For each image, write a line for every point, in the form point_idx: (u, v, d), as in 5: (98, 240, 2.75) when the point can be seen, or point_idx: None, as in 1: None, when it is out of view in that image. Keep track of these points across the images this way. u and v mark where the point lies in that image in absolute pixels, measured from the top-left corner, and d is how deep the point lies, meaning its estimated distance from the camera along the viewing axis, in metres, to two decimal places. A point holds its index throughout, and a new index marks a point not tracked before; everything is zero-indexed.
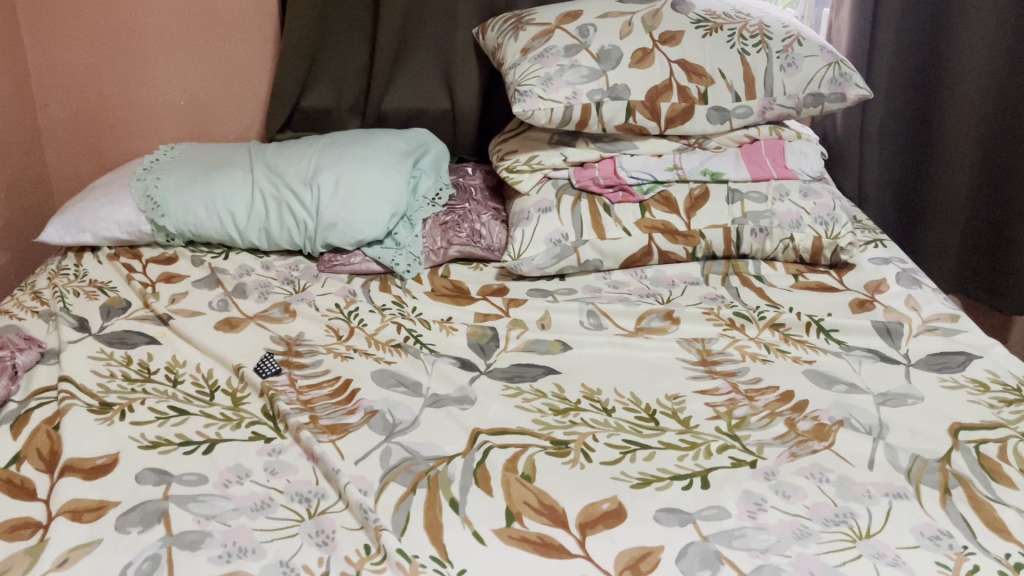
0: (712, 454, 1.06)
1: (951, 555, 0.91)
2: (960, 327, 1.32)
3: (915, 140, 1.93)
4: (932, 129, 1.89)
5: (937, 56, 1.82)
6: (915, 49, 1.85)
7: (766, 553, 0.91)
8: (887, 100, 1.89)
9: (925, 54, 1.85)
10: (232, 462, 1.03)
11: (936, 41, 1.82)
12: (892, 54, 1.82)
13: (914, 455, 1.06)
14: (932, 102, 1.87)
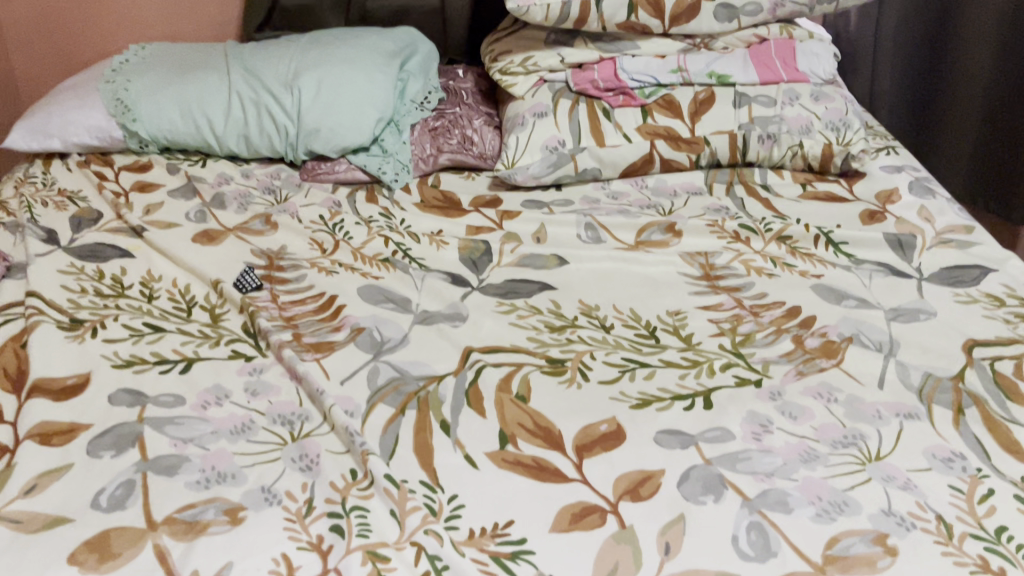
0: (716, 373, 1.01)
1: (964, 479, 0.87)
2: (975, 239, 1.26)
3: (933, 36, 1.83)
4: (951, 26, 1.79)
5: None
6: None
7: (771, 477, 0.87)
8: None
9: None
10: (210, 383, 0.97)
11: None
12: None
13: (926, 373, 1.01)
14: None
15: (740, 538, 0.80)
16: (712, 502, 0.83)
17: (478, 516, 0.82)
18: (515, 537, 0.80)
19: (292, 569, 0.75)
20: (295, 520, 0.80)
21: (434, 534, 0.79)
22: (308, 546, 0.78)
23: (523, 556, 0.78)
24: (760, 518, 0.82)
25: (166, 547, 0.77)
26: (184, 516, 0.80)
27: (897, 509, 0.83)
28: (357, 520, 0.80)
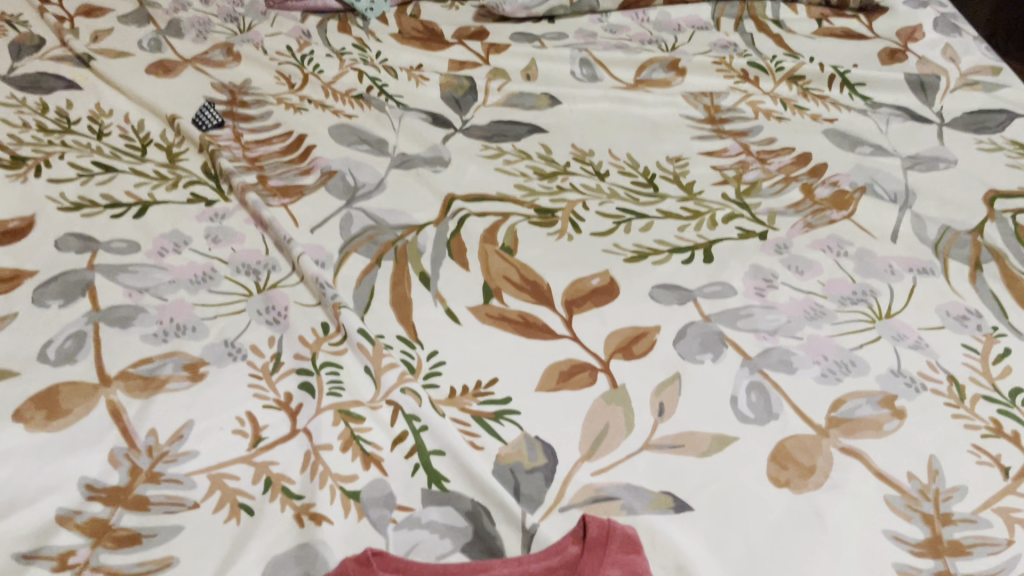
0: (718, 225, 0.93)
1: (979, 338, 0.81)
2: (1002, 82, 1.15)
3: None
4: None
5: None
6: None
7: (774, 336, 0.80)
8: None
9: None
10: (167, 228, 0.89)
11: None
12: None
13: (944, 226, 0.94)
14: None
15: (739, 400, 0.74)
16: (710, 361, 0.78)
17: (460, 375, 0.76)
18: (499, 397, 0.74)
19: (258, 430, 0.69)
20: (262, 377, 0.74)
21: (411, 392, 0.72)
22: (275, 405, 0.72)
23: (507, 417, 0.72)
24: (761, 378, 0.76)
25: (121, 404, 0.71)
26: (140, 372, 0.74)
27: (906, 369, 0.77)
28: (328, 378, 0.74)
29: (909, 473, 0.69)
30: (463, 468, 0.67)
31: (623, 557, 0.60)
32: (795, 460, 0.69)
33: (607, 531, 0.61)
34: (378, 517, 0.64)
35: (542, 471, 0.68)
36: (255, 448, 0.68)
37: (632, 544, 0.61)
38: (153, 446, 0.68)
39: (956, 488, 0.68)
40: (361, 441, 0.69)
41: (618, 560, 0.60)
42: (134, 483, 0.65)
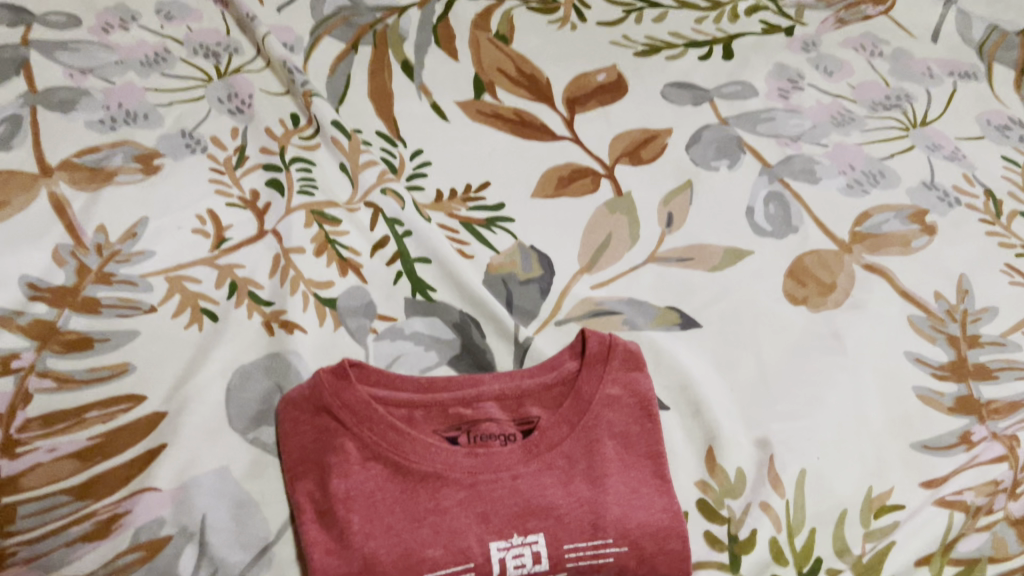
0: (740, 17, 0.82)
1: (1020, 151, 0.74)
2: None
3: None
4: None
5: None
6: None
7: (797, 142, 0.72)
8: None
9: None
10: (112, 2, 0.77)
11: None
12: None
13: (991, 26, 0.84)
14: None
15: (756, 211, 0.67)
16: (726, 168, 0.70)
17: (447, 176, 0.68)
18: (491, 202, 0.66)
19: (221, 230, 0.62)
20: (224, 173, 0.66)
21: (392, 194, 0.65)
22: (240, 203, 0.64)
23: (499, 225, 0.65)
24: (781, 188, 0.69)
25: (65, 198, 0.62)
26: (86, 162, 0.65)
27: (940, 182, 0.70)
28: (300, 176, 0.66)
29: (937, 292, 0.63)
30: (451, 277, 0.61)
31: (625, 375, 0.54)
32: (814, 277, 0.63)
33: (609, 346, 0.54)
34: (357, 328, 0.58)
35: (537, 283, 0.62)
36: (218, 250, 0.61)
37: (635, 361, 0.55)
38: (103, 244, 0.60)
39: (986, 309, 0.63)
40: (337, 245, 0.62)
41: (620, 378, 0.54)
42: (83, 284, 0.58)
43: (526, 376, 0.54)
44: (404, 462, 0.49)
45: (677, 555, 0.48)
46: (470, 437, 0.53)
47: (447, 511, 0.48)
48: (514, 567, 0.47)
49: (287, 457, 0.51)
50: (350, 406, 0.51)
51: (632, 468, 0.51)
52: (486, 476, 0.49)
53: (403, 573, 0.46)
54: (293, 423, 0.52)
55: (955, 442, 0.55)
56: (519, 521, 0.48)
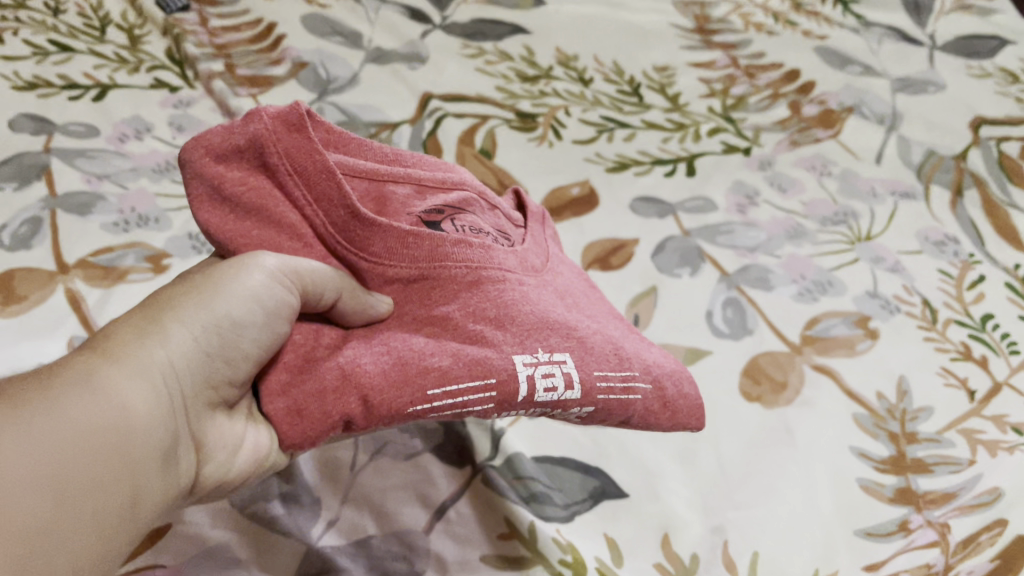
0: (702, 138, 0.90)
1: (955, 264, 0.80)
2: (997, 7, 1.11)
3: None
4: None
5: None
6: None
7: (753, 253, 0.79)
8: None
9: None
10: (128, 114, 0.83)
11: None
12: None
13: (928, 151, 0.91)
14: None
15: (714, 315, 0.73)
16: (688, 275, 0.76)
17: None
18: None
19: None
20: None
21: None
22: None
23: None
24: (737, 294, 0.75)
25: (80, 293, 0.67)
26: (100, 261, 0.69)
27: (882, 292, 0.76)
28: None
29: (878, 391, 0.69)
30: None
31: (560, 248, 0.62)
32: (767, 376, 0.69)
33: (542, 219, 0.61)
34: None
35: None
36: None
37: (555, 237, 0.62)
38: None
39: (923, 408, 0.68)
40: None
41: (554, 237, 0.62)
42: None
43: (475, 193, 0.55)
44: (379, 261, 0.45)
45: (690, 407, 0.52)
46: (455, 225, 0.49)
47: (448, 321, 0.44)
48: (544, 389, 0.44)
49: (206, 223, 0.43)
50: (305, 173, 0.43)
51: (612, 327, 0.53)
52: (489, 279, 0.46)
53: (415, 378, 0.41)
54: (202, 181, 0.42)
55: (894, 529, 0.60)
56: (539, 339, 0.45)
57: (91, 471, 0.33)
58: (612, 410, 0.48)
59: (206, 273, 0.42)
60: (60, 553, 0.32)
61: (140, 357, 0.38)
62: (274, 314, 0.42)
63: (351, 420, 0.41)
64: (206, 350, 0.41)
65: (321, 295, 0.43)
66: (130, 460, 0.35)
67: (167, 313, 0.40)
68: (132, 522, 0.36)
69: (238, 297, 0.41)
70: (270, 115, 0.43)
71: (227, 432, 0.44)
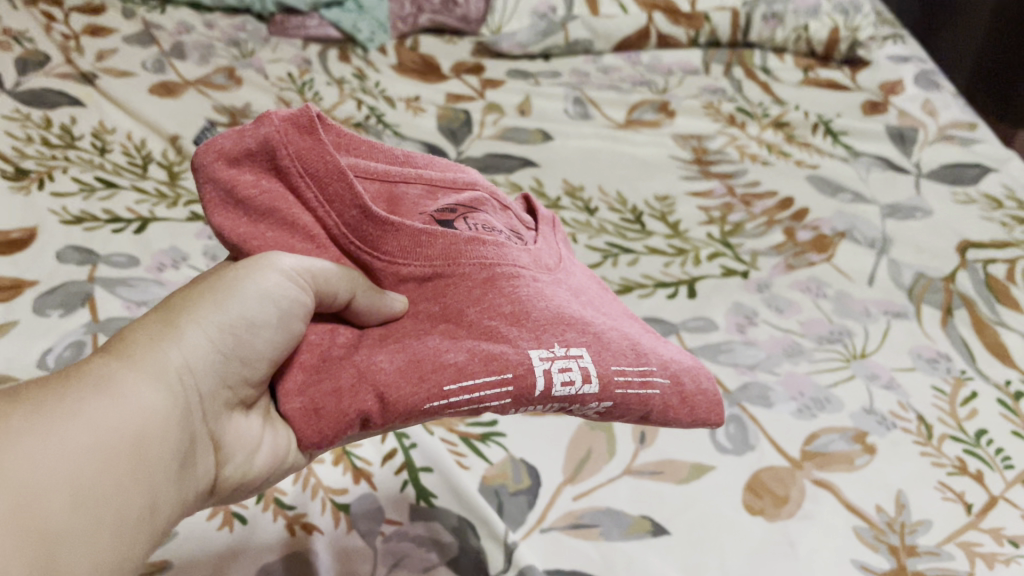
0: (702, 262, 0.96)
1: (948, 380, 0.83)
2: (977, 138, 1.19)
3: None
4: None
5: None
6: None
7: (754, 370, 0.83)
8: None
9: None
10: (166, 245, 0.89)
11: None
12: None
13: (918, 273, 0.96)
14: None
15: (717, 430, 0.77)
16: None
17: None
18: (486, 419, 0.76)
19: None
20: None
21: None
22: None
23: (494, 439, 0.74)
24: (739, 410, 0.79)
25: None
26: None
27: (878, 407, 0.80)
28: None
29: (877, 505, 0.71)
30: (451, 484, 0.69)
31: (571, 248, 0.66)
32: (769, 490, 0.72)
33: (553, 222, 0.66)
34: (367, 530, 0.65)
35: (526, 495, 0.70)
36: None
37: (562, 233, 0.66)
38: None
39: (922, 521, 0.70)
40: (353, 456, 0.70)
41: (565, 239, 0.66)
42: None
43: (487, 195, 0.59)
44: (392, 262, 0.50)
45: (711, 403, 0.53)
46: (468, 225, 0.53)
47: (463, 317, 0.48)
48: (562, 383, 0.47)
49: (220, 224, 0.47)
50: (315, 173, 0.48)
51: (626, 325, 0.56)
52: (502, 277, 0.50)
53: (431, 373, 0.45)
54: (214, 185, 0.47)
55: None
56: (554, 334, 0.48)
57: (119, 467, 0.37)
58: (631, 405, 0.50)
59: (217, 274, 0.47)
60: (100, 540, 0.36)
61: (160, 359, 0.42)
62: (288, 312, 0.47)
63: (368, 417, 0.45)
64: (222, 349, 0.46)
65: (335, 296, 0.48)
66: (151, 454, 0.39)
67: (183, 318, 0.45)
68: (158, 512, 0.40)
69: (253, 299, 0.46)
70: (282, 117, 0.48)
71: (241, 431, 0.49)
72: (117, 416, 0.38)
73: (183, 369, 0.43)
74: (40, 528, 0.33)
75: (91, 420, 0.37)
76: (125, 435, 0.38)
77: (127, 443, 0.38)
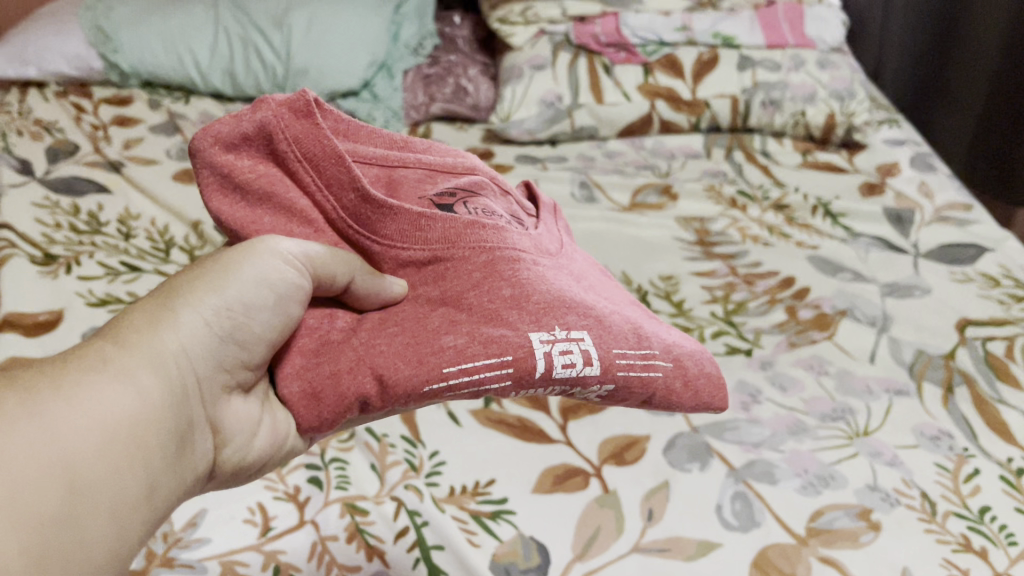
0: (706, 341, 0.98)
1: (950, 457, 0.85)
2: (974, 218, 1.22)
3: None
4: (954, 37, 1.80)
5: None
6: None
7: (758, 448, 0.84)
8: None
9: None
10: None
11: None
12: None
13: (918, 351, 0.98)
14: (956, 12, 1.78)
15: (723, 508, 0.78)
16: (697, 469, 0.82)
17: (460, 474, 0.79)
18: (495, 495, 0.77)
19: (267, 519, 0.72)
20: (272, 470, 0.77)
21: (413, 488, 0.76)
22: (285, 497, 0.75)
23: (504, 516, 0.75)
24: (744, 487, 0.80)
25: None
26: None
27: (881, 484, 0.81)
28: (336, 472, 0.77)
29: None
30: (462, 563, 0.70)
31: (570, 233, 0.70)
32: (775, 567, 0.73)
33: (553, 209, 0.70)
34: None
35: (534, 572, 0.71)
36: (265, 537, 0.71)
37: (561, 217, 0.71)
38: (168, 532, 0.70)
39: None
40: (366, 533, 0.72)
41: (565, 224, 0.70)
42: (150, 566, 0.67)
43: (486, 179, 0.64)
44: (391, 244, 0.54)
45: (712, 387, 0.58)
46: (466, 208, 0.58)
47: (464, 300, 0.51)
48: (563, 364, 0.50)
49: (217, 208, 0.53)
50: (313, 157, 0.53)
51: (628, 311, 0.60)
52: (502, 260, 0.54)
53: (432, 356, 0.48)
54: (211, 169, 0.52)
55: None
56: (556, 318, 0.52)
57: (116, 447, 0.42)
58: (632, 386, 0.54)
59: (218, 256, 0.52)
60: (97, 513, 0.40)
61: (158, 344, 0.47)
62: (285, 293, 0.51)
63: (368, 397, 0.48)
64: (219, 331, 0.50)
65: (331, 280, 0.52)
66: (147, 434, 0.44)
67: (182, 303, 0.49)
68: (155, 487, 0.44)
69: (250, 283, 0.50)
70: (279, 102, 0.53)
71: (241, 413, 0.54)
72: (114, 400, 0.43)
73: (179, 355, 0.48)
74: (48, 504, 0.37)
75: (91, 412, 0.41)
76: (122, 417, 0.42)
77: (124, 424, 0.42)
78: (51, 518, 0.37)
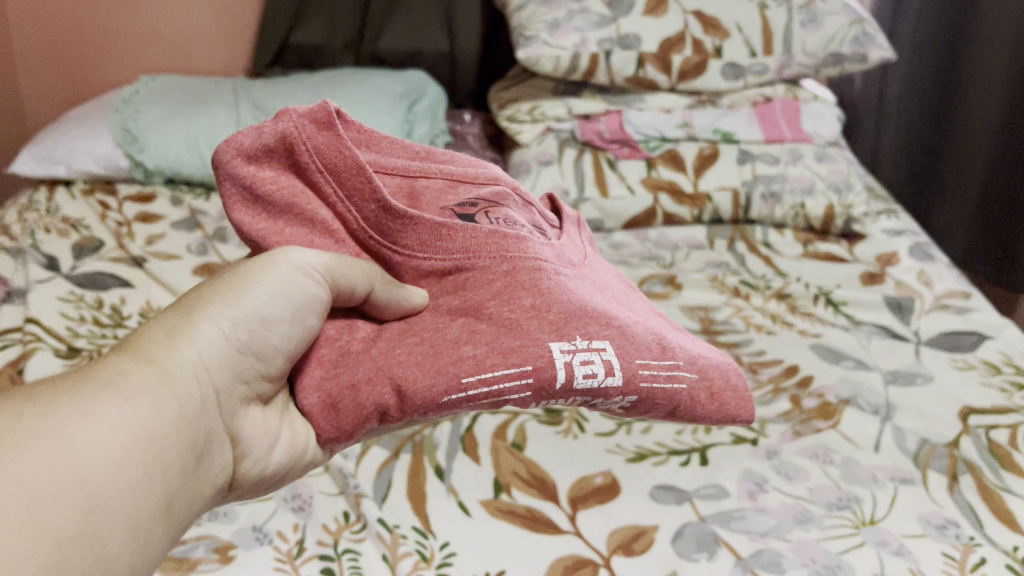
0: (713, 430, 1.00)
1: (957, 546, 0.85)
2: (973, 305, 1.25)
3: (936, 79, 1.86)
4: (947, 132, 1.88)
5: (950, 82, 1.83)
6: (929, 79, 1.87)
7: (765, 537, 0.85)
8: (904, 94, 1.90)
9: (940, 73, 1.85)
10: None
11: (948, 64, 1.83)
12: (905, 67, 1.87)
13: (922, 439, 1.00)
14: (948, 108, 1.86)
15: None
16: (705, 559, 0.82)
17: (471, 565, 0.80)
18: None
19: None
20: (286, 561, 0.79)
21: None
22: None
23: None
24: None
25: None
26: (175, 553, 0.78)
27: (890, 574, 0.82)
28: (349, 563, 0.79)
29: None
30: None
31: (590, 240, 0.79)
32: None
33: (575, 223, 0.78)
34: None
35: None
36: None
37: (578, 227, 0.78)
38: None
39: None
40: None
41: (587, 237, 0.79)
42: None
43: (506, 188, 0.71)
44: (411, 254, 0.62)
45: (738, 398, 0.64)
46: (487, 217, 0.65)
47: (485, 310, 0.58)
48: (585, 375, 0.57)
49: (239, 217, 0.60)
50: (335, 169, 0.61)
51: (651, 323, 0.67)
52: (523, 268, 0.61)
53: (450, 364, 0.55)
54: (235, 180, 0.60)
55: None
56: (577, 328, 0.58)
57: (138, 450, 0.47)
58: (655, 395, 0.60)
59: (238, 271, 0.59)
60: (122, 511, 0.45)
61: (175, 359, 0.53)
62: (305, 300, 0.58)
63: (388, 408, 0.55)
64: (237, 342, 0.57)
65: (352, 292, 0.59)
66: (165, 440, 0.49)
67: (201, 316, 0.56)
68: (172, 492, 0.49)
69: (264, 296, 0.58)
70: (301, 114, 0.61)
71: (258, 424, 0.60)
72: (135, 409, 0.48)
73: (193, 369, 0.54)
74: (78, 498, 0.42)
75: (110, 424, 0.46)
76: (142, 424, 0.48)
77: (144, 430, 0.48)
78: (82, 522, 0.42)
